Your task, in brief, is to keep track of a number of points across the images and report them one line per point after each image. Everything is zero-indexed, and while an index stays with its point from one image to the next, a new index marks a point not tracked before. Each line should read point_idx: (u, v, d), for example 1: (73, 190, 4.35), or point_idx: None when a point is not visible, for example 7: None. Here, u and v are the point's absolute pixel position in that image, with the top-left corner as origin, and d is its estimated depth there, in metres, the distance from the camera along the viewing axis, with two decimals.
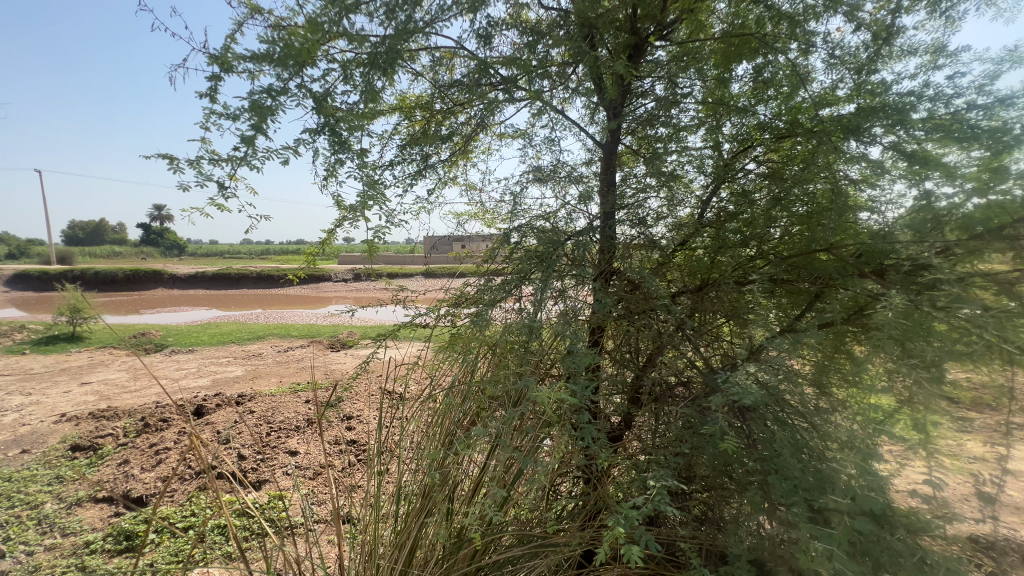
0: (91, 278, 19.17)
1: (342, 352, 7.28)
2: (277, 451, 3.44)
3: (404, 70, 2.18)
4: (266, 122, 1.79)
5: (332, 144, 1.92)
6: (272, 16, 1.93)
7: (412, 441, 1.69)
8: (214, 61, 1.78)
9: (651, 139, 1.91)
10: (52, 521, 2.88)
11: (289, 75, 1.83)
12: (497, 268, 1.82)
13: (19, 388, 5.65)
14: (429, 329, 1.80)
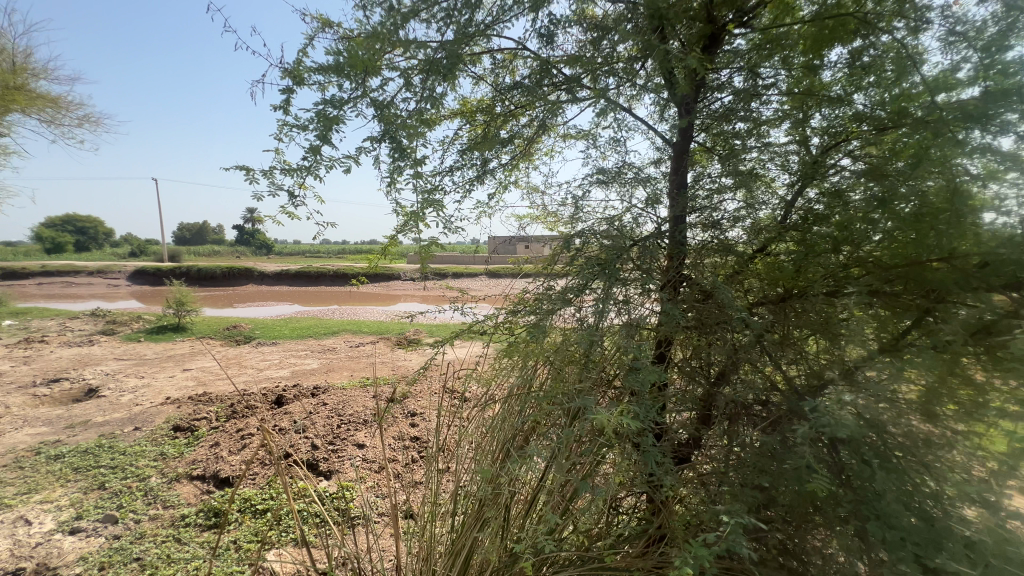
0: (194, 275, 21.40)
1: (409, 349, 7.58)
2: (346, 442, 3.63)
3: (466, 73, 2.18)
4: (331, 132, 1.88)
5: (393, 152, 1.96)
6: (340, 28, 2.01)
7: (468, 446, 1.72)
8: (288, 75, 1.88)
9: (728, 135, 1.79)
10: (156, 494, 3.24)
11: (355, 85, 1.90)
12: (558, 274, 1.80)
13: (135, 372, 6.43)
14: (487, 335, 1.83)
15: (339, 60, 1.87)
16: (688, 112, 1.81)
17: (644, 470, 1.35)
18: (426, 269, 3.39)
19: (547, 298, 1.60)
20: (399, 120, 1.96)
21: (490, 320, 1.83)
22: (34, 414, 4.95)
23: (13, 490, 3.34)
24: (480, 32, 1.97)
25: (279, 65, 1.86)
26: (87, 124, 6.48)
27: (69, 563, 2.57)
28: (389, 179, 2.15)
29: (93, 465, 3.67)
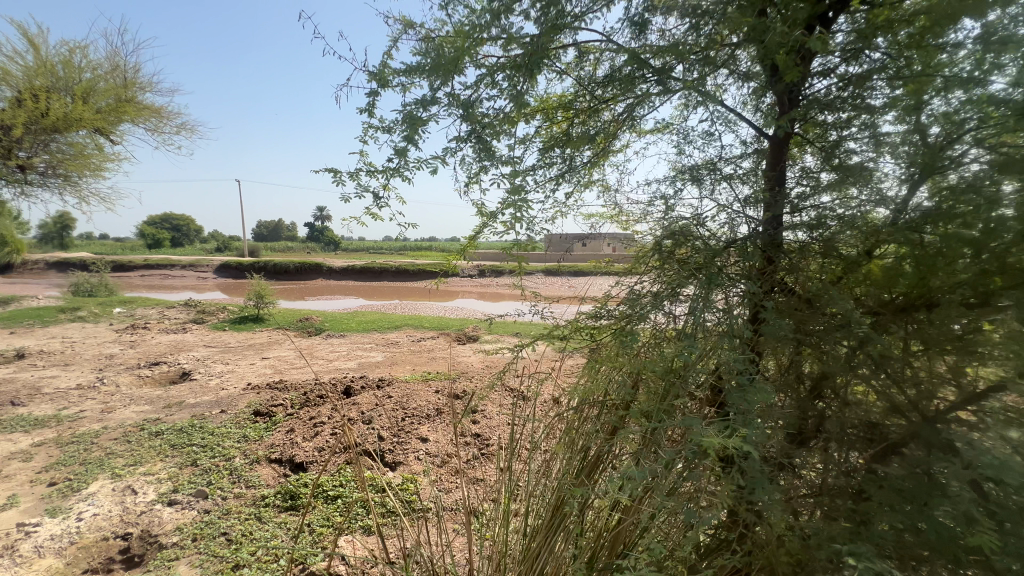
0: (271, 269, 23.02)
1: (468, 346, 7.72)
2: (410, 436, 3.76)
3: (546, 70, 2.04)
4: (417, 134, 1.88)
5: (479, 151, 1.96)
6: (422, 28, 2.05)
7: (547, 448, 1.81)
8: (374, 78, 1.93)
9: (826, 126, 1.65)
10: (240, 474, 3.50)
11: (439, 84, 1.90)
12: (642, 276, 1.72)
13: (221, 359, 7.01)
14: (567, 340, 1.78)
15: (424, 60, 1.91)
16: (793, 101, 1.72)
17: (746, 494, 1.27)
18: (490, 268, 3.42)
19: (635, 303, 1.55)
20: (485, 120, 1.97)
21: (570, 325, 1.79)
22: (138, 393, 5.53)
23: (122, 461, 3.74)
24: (567, 25, 1.89)
25: (365, 67, 1.90)
26: (185, 131, 7.11)
27: (168, 532, 2.84)
28: (469, 179, 2.07)
29: (187, 442, 4.04)
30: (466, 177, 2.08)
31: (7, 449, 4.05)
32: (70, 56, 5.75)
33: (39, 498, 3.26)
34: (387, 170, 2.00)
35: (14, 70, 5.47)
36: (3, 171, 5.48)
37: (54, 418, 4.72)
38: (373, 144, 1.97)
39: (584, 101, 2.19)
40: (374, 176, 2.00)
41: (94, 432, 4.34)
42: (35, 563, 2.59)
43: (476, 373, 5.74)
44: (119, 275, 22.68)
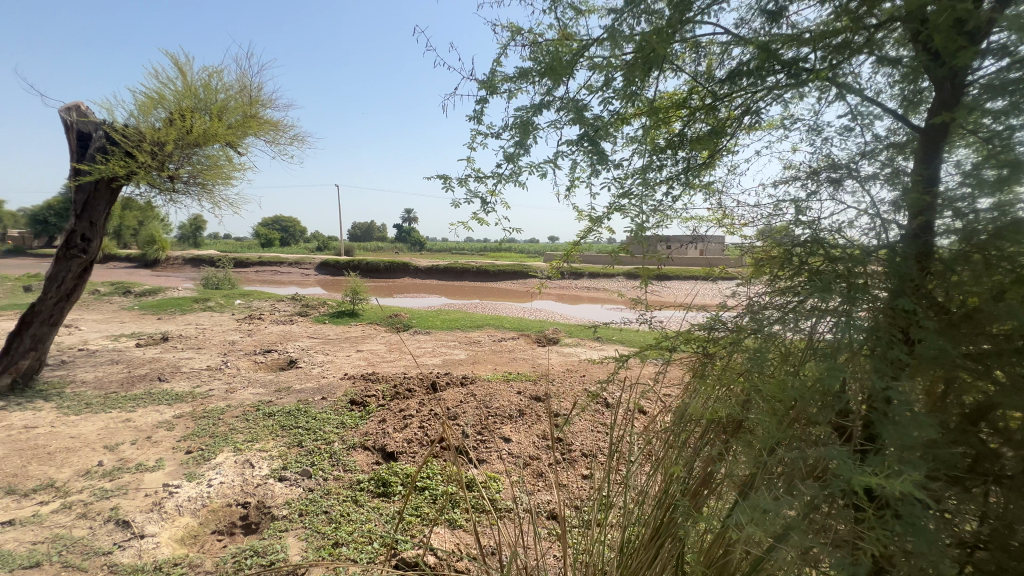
0: (365, 267, 24.76)
1: (549, 348, 7.72)
2: (494, 434, 3.85)
3: (664, 69, 2.01)
4: (529, 139, 2.02)
5: (590, 155, 2.00)
6: (528, 33, 2.21)
7: (656, 458, 1.83)
8: (486, 85, 2.11)
9: (985, 116, 1.39)
10: (338, 457, 3.81)
11: (554, 88, 2.05)
12: (772, 287, 1.67)
13: (322, 349, 7.67)
14: (675, 351, 1.79)
15: (534, 66, 2.11)
16: (954, 89, 1.50)
17: (901, 534, 1.18)
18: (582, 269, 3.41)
19: (765, 321, 1.52)
20: (598, 125, 2.03)
21: (679, 335, 1.78)
22: (254, 377, 6.22)
23: (242, 437, 4.22)
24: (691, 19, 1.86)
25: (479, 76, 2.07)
26: (298, 142, 7.87)
27: (279, 505, 3.16)
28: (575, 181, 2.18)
29: (294, 424, 4.47)
30: (574, 181, 2.19)
31: (155, 419, 4.75)
32: (209, 80, 6.59)
33: (178, 463, 3.78)
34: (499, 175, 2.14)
35: (167, 94, 6.39)
36: (157, 181, 6.44)
37: (189, 394, 5.46)
38: (485, 148, 2.11)
39: (699, 99, 2.11)
40: (485, 181, 2.14)
41: (220, 409, 4.95)
42: (176, 520, 3.01)
43: (557, 376, 5.73)
44: (239, 270, 25.67)
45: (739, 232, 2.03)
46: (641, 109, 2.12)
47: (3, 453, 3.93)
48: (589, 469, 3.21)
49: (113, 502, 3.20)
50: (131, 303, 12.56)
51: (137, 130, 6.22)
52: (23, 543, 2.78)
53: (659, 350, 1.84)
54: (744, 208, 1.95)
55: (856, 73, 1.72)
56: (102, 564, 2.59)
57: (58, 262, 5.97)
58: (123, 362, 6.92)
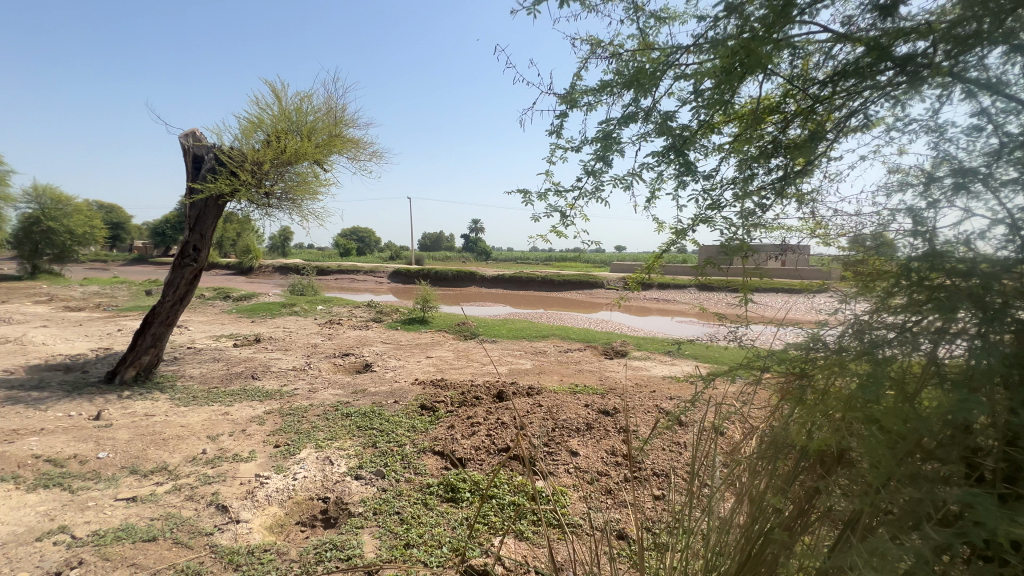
0: (434, 276, 25.70)
1: (616, 361, 7.54)
2: (561, 447, 3.82)
3: (758, 73, 1.97)
4: (609, 151, 2.37)
5: (679, 166, 2.20)
6: (606, 46, 2.54)
7: (741, 485, 1.74)
8: (567, 100, 2.50)
9: None
10: (409, 460, 3.95)
11: (640, 99, 2.32)
12: (882, 305, 1.54)
13: (394, 354, 8.03)
14: (767, 371, 1.69)
15: (614, 79, 2.42)
16: None
17: None
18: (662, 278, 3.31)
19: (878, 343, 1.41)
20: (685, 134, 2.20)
21: (772, 355, 1.69)
22: (334, 379, 6.63)
23: (323, 435, 4.51)
24: (793, 18, 1.83)
25: (561, 92, 2.47)
26: (376, 158, 8.36)
27: (355, 502, 3.33)
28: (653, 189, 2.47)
29: (369, 425, 4.70)
30: (650, 191, 2.49)
31: (249, 413, 5.20)
32: (301, 104, 7.21)
33: (268, 456, 4.11)
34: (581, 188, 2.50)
35: (266, 118, 7.07)
36: (255, 197, 7.10)
37: (278, 392, 5.93)
38: (568, 158, 2.46)
39: (797, 103, 2.04)
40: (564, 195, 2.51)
41: (304, 408, 5.32)
42: (265, 509, 3.26)
43: (626, 391, 5.57)
44: (321, 278, 27.63)
45: (835, 244, 1.88)
46: (735, 119, 2.23)
47: (128, 437, 4.49)
48: (661, 490, 3.09)
49: (214, 487, 3.54)
50: (230, 307, 13.91)
51: (240, 151, 6.93)
52: (142, 518, 3.15)
53: (749, 370, 1.74)
54: (845, 219, 1.83)
55: (985, 65, 1.56)
56: (204, 544, 2.87)
57: (174, 270, 6.76)
58: (223, 360, 7.68)
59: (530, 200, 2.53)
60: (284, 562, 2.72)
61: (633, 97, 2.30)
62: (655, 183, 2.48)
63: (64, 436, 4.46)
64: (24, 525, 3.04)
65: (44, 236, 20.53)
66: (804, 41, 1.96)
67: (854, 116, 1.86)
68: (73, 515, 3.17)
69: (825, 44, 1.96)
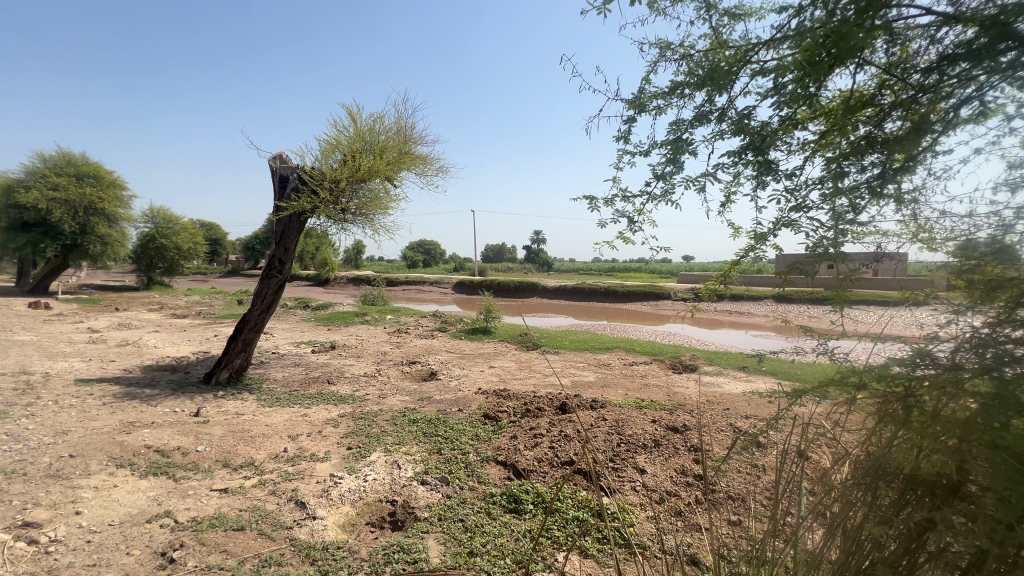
0: (498, 286, 26.08)
1: (685, 376, 7.20)
2: (626, 463, 3.69)
3: (847, 65, 1.86)
4: (680, 155, 2.37)
5: (758, 166, 2.14)
6: (677, 49, 2.54)
7: (835, 517, 1.58)
8: (636, 105, 2.54)
9: None
10: (473, 468, 3.99)
11: (716, 99, 2.29)
12: (1010, 319, 1.36)
13: (459, 364, 8.21)
14: (864, 390, 1.54)
15: (686, 81, 2.41)
16: None
17: None
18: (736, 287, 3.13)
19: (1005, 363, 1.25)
20: (762, 133, 2.13)
21: (870, 372, 1.53)
22: (402, 386, 6.88)
23: (392, 440, 4.69)
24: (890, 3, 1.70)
25: (630, 98, 2.53)
26: (443, 173, 8.67)
27: (421, 507, 3.42)
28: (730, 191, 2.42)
29: (434, 432, 4.83)
30: (727, 194, 2.44)
31: (324, 416, 5.53)
32: (374, 124, 7.66)
33: (342, 457, 4.33)
34: (652, 192, 2.52)
35: (343, 139, 7.57)
36: (333, 213, 7.60)
37: (351, 397, 6.26)
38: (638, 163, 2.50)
39: (893, 94, 1.89)
40: (633, 200, 2.55)
41: (374, 413, 5.58)
42: (339, 507, 3.43)
43: (696, 408, 5.29)
44: (391, 288, 28.96)
45: (941, 247, 1.71)
46: (823, 116, 2.12)
47: (221, 433, 4.93)
48: (737, 515, 2.89)
49: (294, 484, 3.78)
50: (310, 315, 14.95)
51: (320, 171, 7.45)
52: (233, 509, 3.42)
53: (844, 390, 1.59)
54: (955, 220, 1.67)
55: None
56: (285, 536, 3.06)
57: (262, 281, 7.38)
58: (302, 365, 8.25)
59: (598, 206, 2.60)
60: (356, 561, 2.84)
61: (708, 98, 2.28)
62: (732, 185, 2.43)
63: (170, 430, 4.98)
64: (137, 507, 3.42)
65: (158, 252, 23.28)
66: (903, 28, 1.82)
67: (963, 106, 1.69)
68: (177, 501, 3.51)
69: (928, 28, 1.80)
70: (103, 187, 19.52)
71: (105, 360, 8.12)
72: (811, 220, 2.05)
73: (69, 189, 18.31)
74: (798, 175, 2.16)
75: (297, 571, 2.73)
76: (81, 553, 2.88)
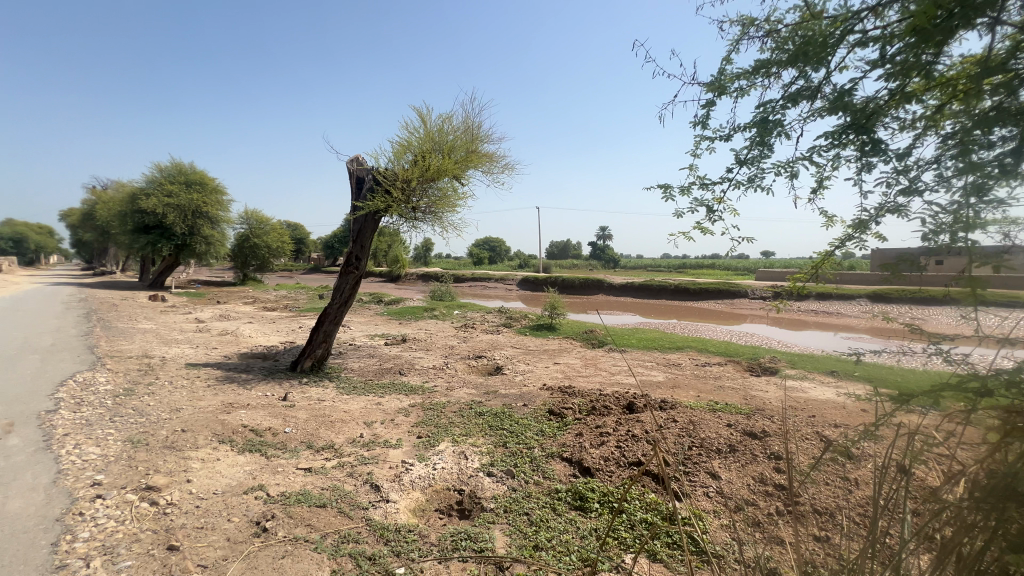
0: (562, 283, 25.95)
1: (765, 380, 6.73)
2: (699, 468, 3.53)
3: (974, 27, 1.64)
4: (767, 138, 2.24)
5: (859, 146, 1.98)
6: (763, 24, 2.40)
7: (948, 542, 1.41)
8: (717, 88, 2.44)
9: None
10: (538, 464, 4.01)
11: (808, 75, 2.14)
12: None
13: (524, 359, 8.27)
14: (988, 400, 1.35)
15: (774, 59, 2.28)
16: None
17: None
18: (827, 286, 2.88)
19: None
20: (864, 109, 1.96)
21: (996, 379, 1.34)
22: (468, 379, 7.05)
23: (459, 431, 4.83)
24: None
25: (710, 80, 2.44)
26: (508, 170, 8.75)
27: (488, 498, 3.49)
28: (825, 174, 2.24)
29: (500, 426, 4.90)
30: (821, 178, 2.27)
31: (397, 405, 5.81)
32: (442, 125, 7.89)
33: (413, 445, 4.53)
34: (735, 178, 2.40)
35: (414, 140, 7.87)
36: (405, 213, 7.93)
37: (420, 388, 6.52)
38: (718, 148, 2.40)
39: None
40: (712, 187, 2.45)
41: (443, 404, 5.77)
42: (410, 492, 3.60)
43: (777, 413, 4.94)
44: (458, 285, 29.74)
45: None
46: (938, 87, 1.92)
47: (306, 417, 5.34)
48: (824, 531, 2.66)
49: (370, 468, 4.01)
50: (383, 309, 15.73)
51: (393, 171, 7.80)
52: (316, 486, 3.70)
53: (962, 398, 1.41)
54: None
55: None
56: (361, 516, 3.26)
57: (341, 276, 7.87)
58: (377, 356, 8.71)
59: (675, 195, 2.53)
60: (426, 544, 2.95)
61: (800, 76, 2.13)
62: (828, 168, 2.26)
63: (263, 412, 5.47)
64: (236, 479, 3.80)
65: (252, 250, 25.59)
66: None
67: None
68: (268, 477, 3.85)
69: None
70: (208, 193, 21.80)
71: (209, 347, 9.09)
72: (924, 204, 1.85)
73: (181, 195, 20.68)
74: (908, 155, 1.97)
75: (372, 550, 2.89)
76: (191, 515, 3.24)
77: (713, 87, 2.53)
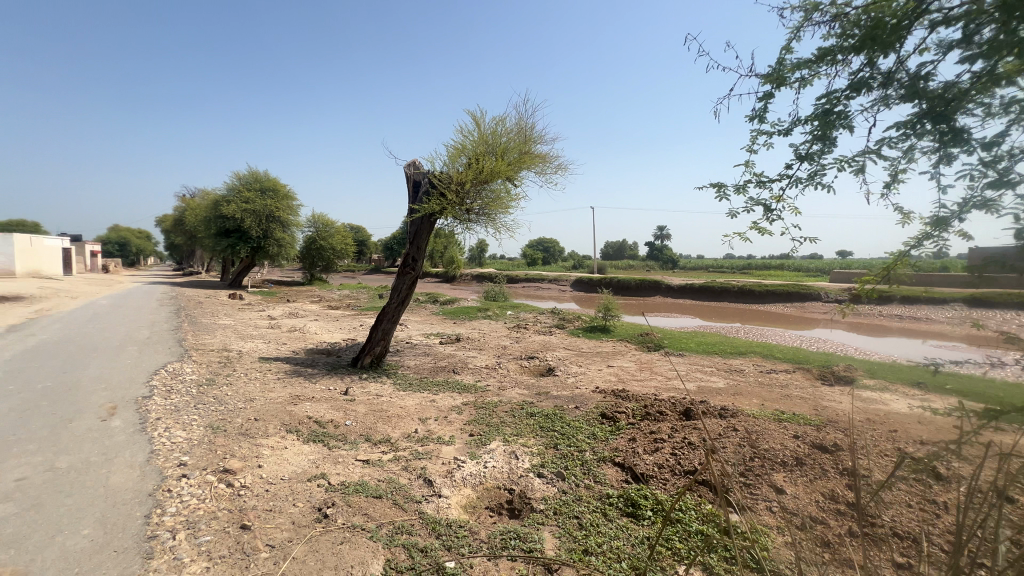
0: (617, 284, 25.45)
1: (838, 390, 6.24)
2: (761, 480, 3.34)
3: None
4: (832, 129, 2.14)
5: (937, 134, 1.84)
6: (827, 10, 2.29)
7: None
8: (776, 80, 2.36)
9: None
10: (590, 467, 3.96)
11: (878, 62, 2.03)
12: None
13: (577, 361, 8.19)
14: None
15: (839, 47, 2.17)
16: None
17: None
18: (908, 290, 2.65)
19: None
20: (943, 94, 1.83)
21: None
22: (520, 379, 7.08)
23: (510, 430, 4.87)
24: None
25: (768, 72, 2.36)
26: (561, 170, 8.71)
27: (537, 499, 3.49)
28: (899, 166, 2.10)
29: (551, 427, 4.89)
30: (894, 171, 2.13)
31: (450, 403, 5.94)
32: (496, 127, 8.00)
33: (465, 442, 4.61)
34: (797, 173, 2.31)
35: (468, 143, 8.03)
36: (459, 214, 8.10)
37: (473, 387, 6.63)
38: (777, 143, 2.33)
39: None
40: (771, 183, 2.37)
41: (494, 403, 5.84)
42: (461, 489, 3.67)
43: (852, 426, 4.57)
44: (511, 285, 29.93)
45: None
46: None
47: (365, 411, 5.59)
48: (905, 557, 2.43)
49: (423, 462, 4.14)
50: (439, 309, 16.14)
51: (448, 174, 8.00)
52: (373, 478, 3.86)
53: None
54: None
55: None
56: (415, 509, 3.36)
57: (399, 277, 8.16)
58: (432, 355, 8.96)
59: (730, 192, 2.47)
60: (476, 541, 3.00)
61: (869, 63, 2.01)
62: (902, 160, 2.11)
63: (326, 404, 5.79)
64: (301, 466, 4.04)
65: (318, 252, 27.14)
66: None
67: None
68: (330, 466, 4.07)
69: None
70: (280, 199, 23.40)
71: (280, 343, 9.74)
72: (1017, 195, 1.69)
73: (257, 201, 22.33)
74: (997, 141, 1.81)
75: (424, 542, 2.98)
76: (262, 498, 3.49)
77: (772, 79, 2.45)
